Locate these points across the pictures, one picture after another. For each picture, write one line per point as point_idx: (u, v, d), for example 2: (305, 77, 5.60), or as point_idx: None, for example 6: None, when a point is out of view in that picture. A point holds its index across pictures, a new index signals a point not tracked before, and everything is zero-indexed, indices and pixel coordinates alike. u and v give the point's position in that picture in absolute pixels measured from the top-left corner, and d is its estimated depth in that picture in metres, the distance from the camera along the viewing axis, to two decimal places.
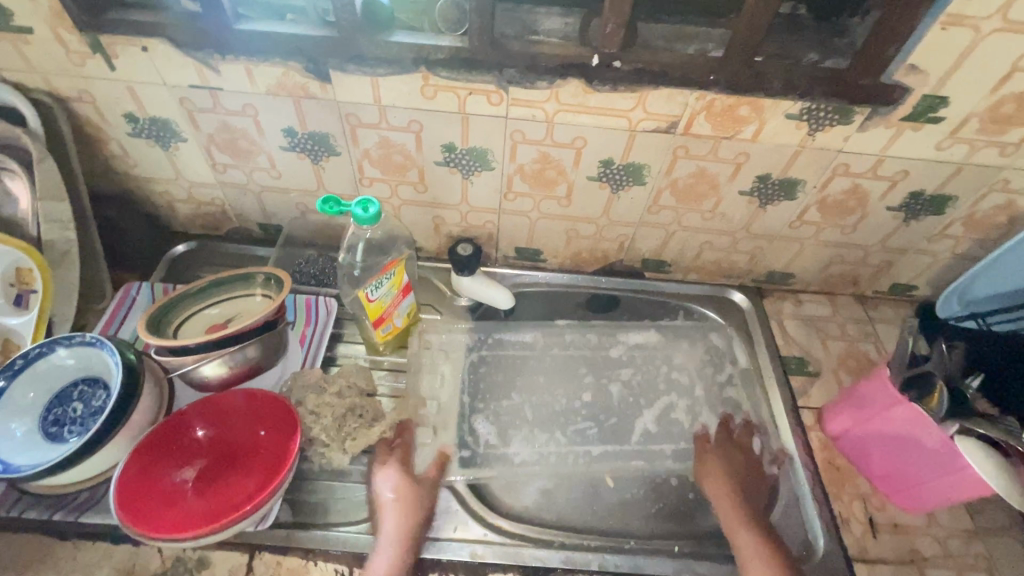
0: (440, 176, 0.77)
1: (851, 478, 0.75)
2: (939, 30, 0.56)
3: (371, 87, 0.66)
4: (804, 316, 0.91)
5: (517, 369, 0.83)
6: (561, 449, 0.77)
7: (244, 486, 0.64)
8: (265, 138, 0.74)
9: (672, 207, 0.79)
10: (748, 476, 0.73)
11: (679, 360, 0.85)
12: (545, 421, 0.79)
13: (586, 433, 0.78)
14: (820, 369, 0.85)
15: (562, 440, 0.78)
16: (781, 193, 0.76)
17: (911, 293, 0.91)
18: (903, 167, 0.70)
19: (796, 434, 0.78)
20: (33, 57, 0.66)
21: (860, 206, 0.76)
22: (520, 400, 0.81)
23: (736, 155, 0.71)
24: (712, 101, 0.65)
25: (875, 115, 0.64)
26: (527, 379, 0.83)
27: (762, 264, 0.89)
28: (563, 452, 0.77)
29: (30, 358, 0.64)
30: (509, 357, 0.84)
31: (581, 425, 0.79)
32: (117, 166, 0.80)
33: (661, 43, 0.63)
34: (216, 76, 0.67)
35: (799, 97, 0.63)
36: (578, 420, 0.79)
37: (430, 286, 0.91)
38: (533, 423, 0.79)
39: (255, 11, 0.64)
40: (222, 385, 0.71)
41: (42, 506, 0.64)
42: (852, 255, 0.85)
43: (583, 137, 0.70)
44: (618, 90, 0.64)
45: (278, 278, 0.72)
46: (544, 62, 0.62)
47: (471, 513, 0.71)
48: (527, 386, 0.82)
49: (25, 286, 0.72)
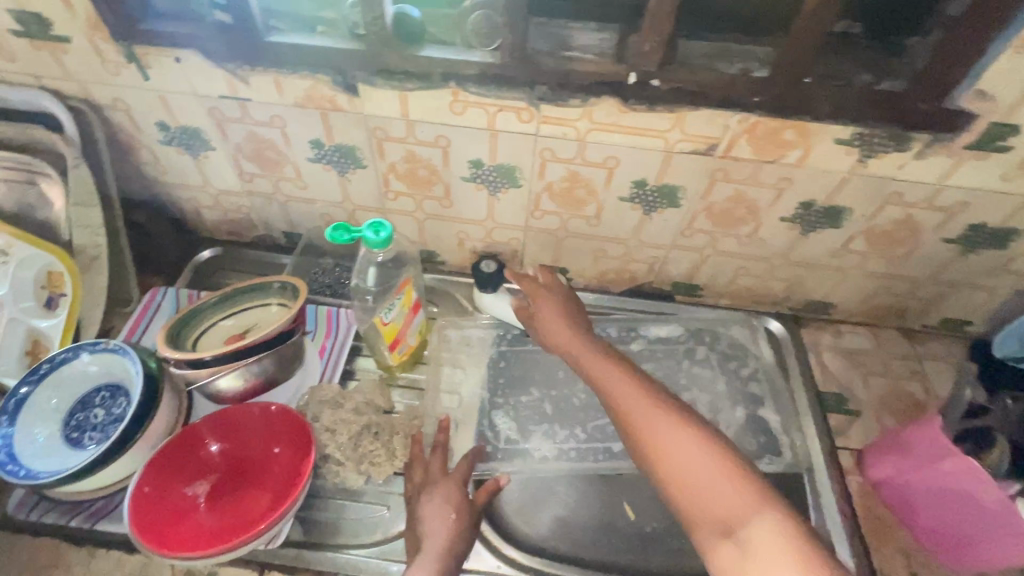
0: (466, 192, 0.76)
1: (893, 529, 0.70)
2: (1012, 55, 0.52)
3: (399, 101, 0.65)
4: (844, 348, 0.85)
5: (538, 364, 0.83)
6: (581, 445, 0.76)
7: (256, 504, 0.63)
8: (292, 149, 0.74)
9: (708, 230, 0.75)
10: (576, 308, 0.72)
11: (701, 354, 0.83)
12: (564, 417, 0.78)
13: (605, 429, 0.78)
14: (860, 407, 0.80)
15: (582, 435, 0.77)
16: (825, 220, 0.71)
17: (964, 329, 0.85)
18: (962, 198, 0.65)
19: (834, 477, 0.73)
20: (70, 65, 0.67)
21: (912, 237, 0.71)
22: (540, 396, 0.80)
23: (778, 180, 0.67)
24: (756, 124, 0.61)
25: (935, 142, 0.60)
26: (547, 373, 0.82)
27: (800, 292, 0.84)
28: (583, 449, 0.76)
29: (56, 363, 0.65)
30: (530, 353, 0.83)
31: (601, 421, 0.78)
32: (148, 172, 0.81)
33: (701, 60, 0.60)
34: (245, 86, 0.66)
35: (851, 121, 0.59)
36: (598, 415, 0.78)
37: (452, 301, 0.89)
38: (553, 419, 0.78)
39: (285, 23, 0.64)
40: (239, 398, 0.71)
41: (60, 511, 0.64)
42: (899, 287, 0.80)
43: (616, 157, 0.67)
44: (655, 110, 0.61)
45: (294, 287, 0.72)
46: (577, 79, 0.60)
47: (484, 541, 0.70)
48: (547, 380, 0.81)
49: (57, 289, 0.73)
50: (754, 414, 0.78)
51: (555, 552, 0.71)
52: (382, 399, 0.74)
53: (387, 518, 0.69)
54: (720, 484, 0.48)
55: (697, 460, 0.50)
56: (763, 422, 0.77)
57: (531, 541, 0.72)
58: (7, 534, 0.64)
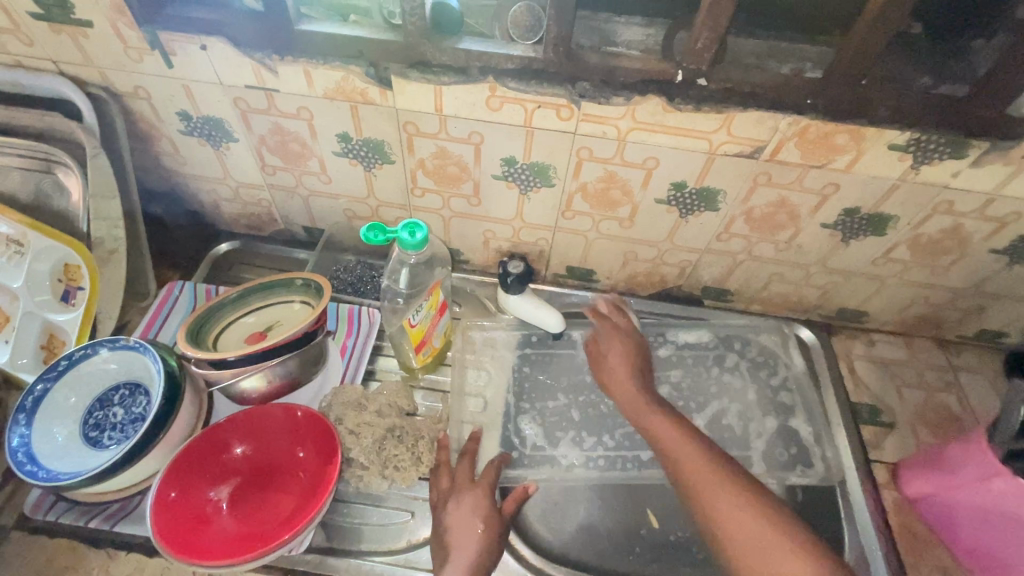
0: (496, 190, 0.73)
1: (929, 546, 0.68)
2: None
3: (434, 96, 0.62)
4: (876, 358, 0.83)
5: (565, 369, 0.80)
6: (609, 453, 0.74)
7: (280, 510, 0.62)
8: (318, 142, 0.71)
9: (745, 235, 0.73)
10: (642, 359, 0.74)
11: (731, 361, 0.81)
12: (591, 424, 0.76)
13: (634, 437, 0.75)
14: (894, 419, 0.78)
15: (610, 443, 0.74)
16: (869, 227, 0.69)
17: (999, 340, 0.83)
18: (1015, 209, 0.63)
19: (869, 492, 0.71)
20: (91, 51, 0.64)
21: (958, 247, 0.69)
22: (567, 401, 0.78)
23: (823, 186, 0.64)
24: (806, 127, 0.58)
25: (993, 149, 0.57)
26: (574, 377, 0.80)
27: (833, 300, 0.82)
28: (612, 456, 0.73)
29: (74, 360, 0.63)
30: (556, 357, 0.81)
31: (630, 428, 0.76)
32: (166, 163, 0.79)
33: (753, 60, 0.57)
34: (273, 77, 0.64)
35: (907, 127, 0.57)
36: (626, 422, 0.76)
37: (475, 301, 0.87)
38: (579, 425, 0.76)
39: (317, 11, 0.61)
40: (261, 399, 0.69)
41: (77, 512, 0.62)
42: (938, 297, 0.78)
43: (656, 158, 0.65)
44: (702, 110, 0.59)
45: (318, 285, 0.70)
46: (623, 76, 0.57)
47: (510, 551, 0.68)
48: (574, 385, 0.79)
49: (73, 282, 0.71)
50: (785, 424, 0.76)
51: (581, 561, 0.69)
52: (406, 401, 0.72)
53: (411, 525, 0.67)
54: (786, 563, 0.51)
55: (759, 537, 0.53)
56: (795, 432, 0.75)
57: (556, 549, 0.70)
58: (23, 535, 0.63)
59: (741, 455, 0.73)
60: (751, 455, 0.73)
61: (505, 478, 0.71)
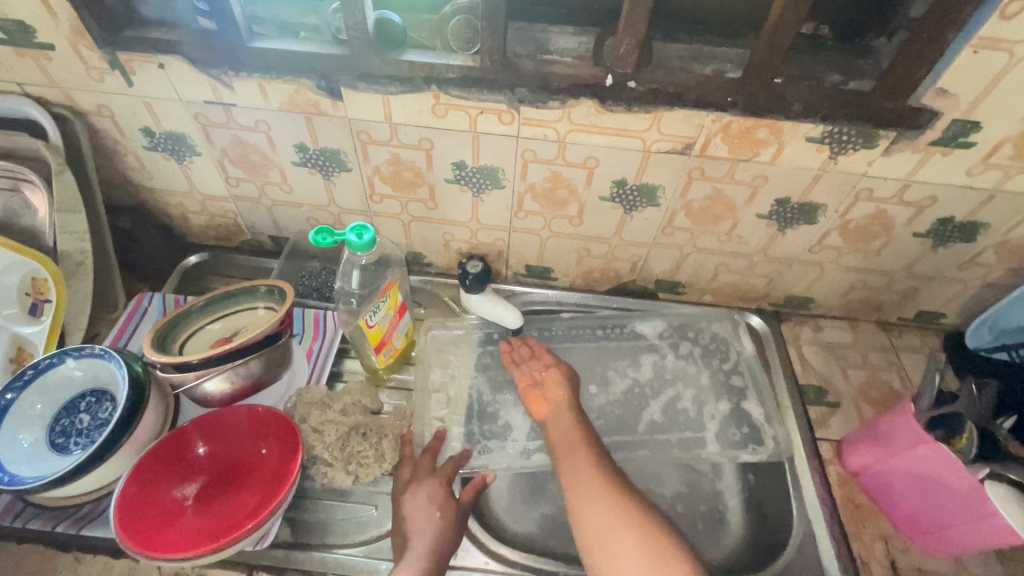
0: (450, 193, 0.77)
1: (873, 517, 0.72)
2: (971, 54, 0.54)
3: (382, 105, 0.66)
4: (823, 342, 0.87)
5: None
6: None
7: (243, 504, 0.64)
8: (277, 153, 0.74)
9: (688, 228, 0.77)
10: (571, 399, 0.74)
11: (683, 349, 0.85)
12: None
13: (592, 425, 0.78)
14: (840, 399, 0.82)
15: None
16: (801, 217, 0.73)
17: (938, 321, 0.87)
18: (930, 193, 0.67)
19: (816, 468, 0.75)
20: (55, 72, 0.67)
21: (884, 231, 0.73)
22: None
23: (753, 177, 0.69)
24: (729, 123, 0.63)
25: (902, 139, 0.62)
26: None
27: (780, 288, 0.86)
28: None
29: (40, 369, 0.65)
30: None
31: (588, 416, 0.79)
32: (133, 177, 0.81)
33: (677, 62, 0.61)
34: (229, 92, 0.67)
35: (820, 120, 0.61)
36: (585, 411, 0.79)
37: (439, 303, 0.90)
38: None
39: (268, 28, 0.64)
40: (227, 400, 0.71)
41: (44, 517, 0.64)
42: (875, 281, 0.82)
43: (595, 157, 0.69)
44: (632, 111, 0.63)
45: (281, 290, 0.72)
46: (557, 82, 0.61)
47: (473, 539, 0.70)
48: None
49: (41, 295, 0.73)
50: (737, 406, 0.79)
51: (543, 548, 0.72)
52: (370, 400, 0.74)
53: (376, 517, 0.69)
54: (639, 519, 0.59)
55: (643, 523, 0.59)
56: (746, 413, 0.79)
57: (520, 538, 0.72)
58: None
59: (694, 436, 0.77)
60: (704, 437, 0.77)
61: (467, 469, 0.73)
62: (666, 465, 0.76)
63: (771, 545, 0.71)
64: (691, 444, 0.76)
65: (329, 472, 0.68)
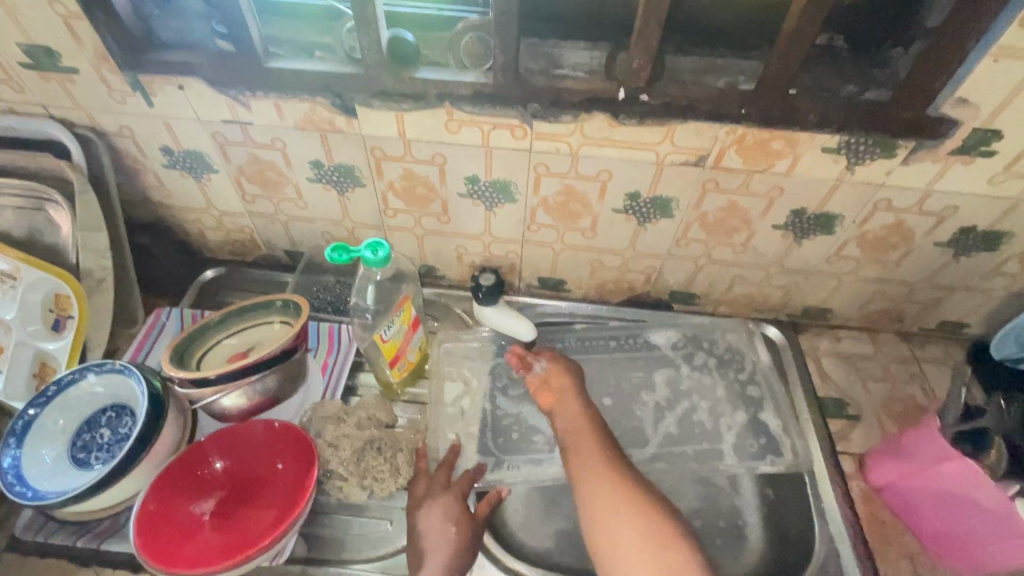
0: (463, 207, 0.77)
1: (898, 535, 0.70)
2: (991, 63, 0.53)
3: (396, 122, 0.67)
4: (843, 353, 0.86)
5: None
6: None
7: (260, 520, 0.64)
8: (293, 170, 0.75)
9: (702, 239, 0.76)
10: None
11: (699, 361, 0.84)
12: None
13: None
14: (861, 412, 0.80)
15: None
16: (818, 227, 0.72)
17: (962, 331, 0.85)
18: (951, 203, 0.66)
19: (838, 483, 0.73)
20: (78, 95, 0.69)
21: (904, 241, 0.72)
22: None
23: (769, 188, 0.68)
24: (743, 135, 0.62)
25: (921, 148, 0.61)
26: None
27: (797, 299, 0.85)
28: None
29: (62, 384, 0.66)
30: None
31: None
32: (152, 195, 0.83)
33: (689, 75, 0.61)
34: (246, 111, 0.68)
35: (836, 131, 0.60)
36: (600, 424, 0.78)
37: (451, 316, 0.90)
38: None
39: (285, 49, 0.66)
40: (243, 415, 0.72)
41: (66, 532, 0.65)
42: (895, 292, 0.81)
43: (608, 171, 0.69)
44: (645, 124, 0.63)
45: (297, 304, 0.73)
46: (569, 96, 0.61)
47: (488, 556, 0.69)
48: None
49: (63, 312, 0.74)
50: (755, 418, 0.78)
51: (559, 565, 0.71)
52: (385, 414, 0.74)
53: (391, 532, 0.69)
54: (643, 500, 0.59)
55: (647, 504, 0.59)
56: (764, 425, 0.77)
57: (535, 554, 0.72)
58: (17, 556, 0.65)
59: (712, 450, 0.76)
60: (722, 450, 0.75)
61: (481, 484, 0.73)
62: (683, 479, 0.75)
63: (793, 562, 0.70)
64: (708, 458, 0.75)
65: (344, 486, 0.69)
